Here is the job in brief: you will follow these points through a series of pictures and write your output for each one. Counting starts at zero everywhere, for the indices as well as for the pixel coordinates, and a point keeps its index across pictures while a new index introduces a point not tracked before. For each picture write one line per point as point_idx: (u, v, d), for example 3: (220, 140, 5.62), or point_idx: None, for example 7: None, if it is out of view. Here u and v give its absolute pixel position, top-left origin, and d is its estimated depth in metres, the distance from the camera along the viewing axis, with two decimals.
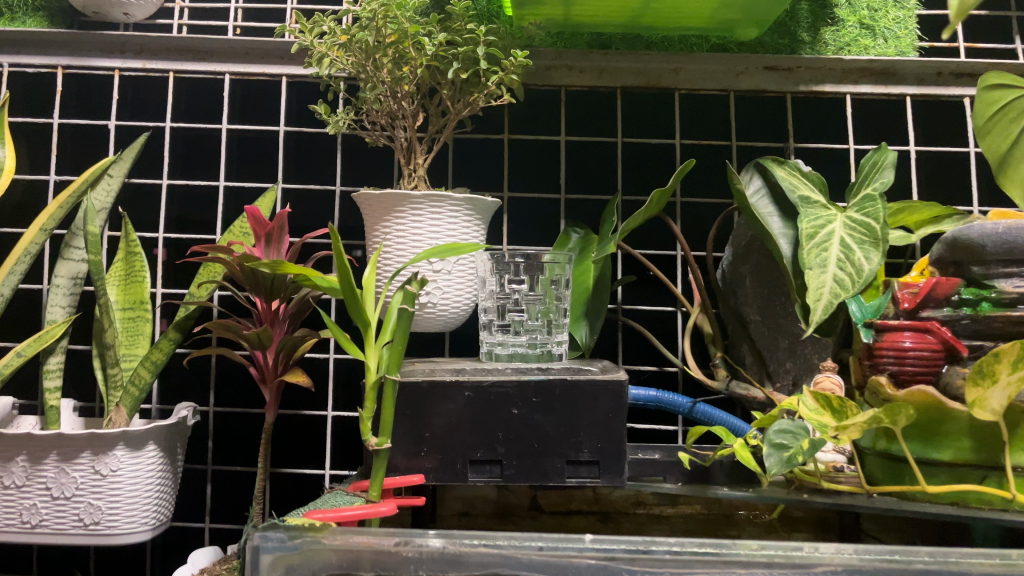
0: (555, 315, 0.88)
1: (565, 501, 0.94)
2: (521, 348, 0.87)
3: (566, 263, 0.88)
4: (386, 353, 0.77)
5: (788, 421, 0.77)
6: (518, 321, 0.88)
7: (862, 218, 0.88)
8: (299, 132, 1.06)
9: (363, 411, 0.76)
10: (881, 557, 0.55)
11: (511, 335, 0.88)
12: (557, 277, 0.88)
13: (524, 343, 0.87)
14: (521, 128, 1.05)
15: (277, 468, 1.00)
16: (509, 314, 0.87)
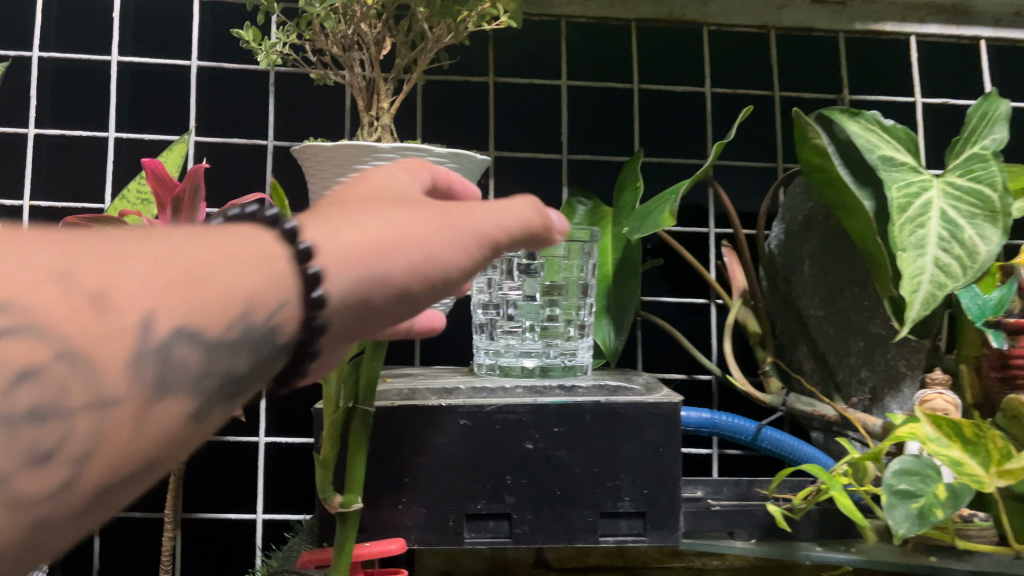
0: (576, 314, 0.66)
1: (580, 554, 0.72)
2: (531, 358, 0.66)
3: (591, 245, 0.65)
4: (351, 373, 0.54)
5: (912, 458, 0.57)
6: (526, 322, 0.66)
7: (968, 185, 0.68)
8: (216, 68, 0.80)
9: (324, 456, 0.53)
10: None
11: (517, 340, 0.66)
12: (578, 263, 0.65)
13: (535, 352, 0.66)
14: (512, 68, 0.82)
15: (190, 515, 0.75)
16: (514, 311, 0.66)
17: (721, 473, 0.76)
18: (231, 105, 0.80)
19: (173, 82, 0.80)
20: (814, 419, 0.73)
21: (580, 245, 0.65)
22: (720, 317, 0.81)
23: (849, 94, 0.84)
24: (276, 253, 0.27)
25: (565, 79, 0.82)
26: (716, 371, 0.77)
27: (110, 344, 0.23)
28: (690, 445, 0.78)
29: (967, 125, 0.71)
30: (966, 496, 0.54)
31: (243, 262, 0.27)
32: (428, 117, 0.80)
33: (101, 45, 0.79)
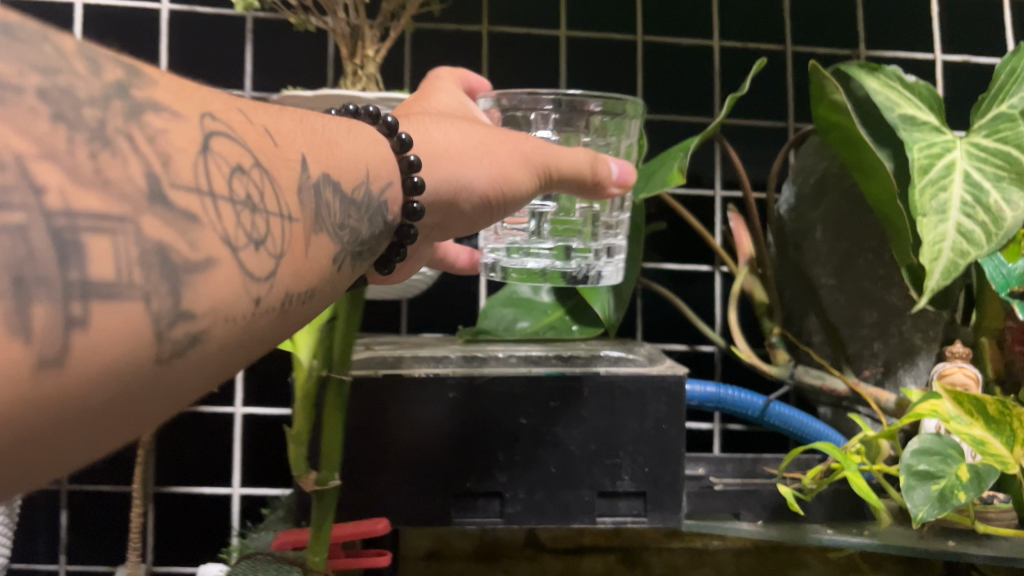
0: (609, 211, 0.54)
1: (574, 534, 0.68)
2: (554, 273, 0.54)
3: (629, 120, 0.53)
4: (325, 338, 0.50)
5: (931, 436, 0.53)
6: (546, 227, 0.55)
7: (994, 145, 0.63)
8: (189, 12, 0.74)
9: (299, 430, 0.50)
10: None
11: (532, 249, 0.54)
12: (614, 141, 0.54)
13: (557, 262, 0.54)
14: (508, 16, 0.76)
15: (163, 488, 0.71)
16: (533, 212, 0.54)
17: (723, 450, 0.72)
18: (206, 52, 0.74)
19: (143, 26, 0.74)
20: (823, 394, 0.69)
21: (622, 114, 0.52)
22: (724, 285, 0.77)
23: (865, 50, 0.80)
24: (328, 154, 0.33)
25: (564, 30, 0.77)
26: (720, 342, 0.73)
27: (283, 177, 0.28)
28: (690, 420, 0.74)
29: (995, 82, 0.66)
30: (990, 478, 0.50)
31: (269, 135, 0.29)
32: (417, 69, 0.75)
33: None
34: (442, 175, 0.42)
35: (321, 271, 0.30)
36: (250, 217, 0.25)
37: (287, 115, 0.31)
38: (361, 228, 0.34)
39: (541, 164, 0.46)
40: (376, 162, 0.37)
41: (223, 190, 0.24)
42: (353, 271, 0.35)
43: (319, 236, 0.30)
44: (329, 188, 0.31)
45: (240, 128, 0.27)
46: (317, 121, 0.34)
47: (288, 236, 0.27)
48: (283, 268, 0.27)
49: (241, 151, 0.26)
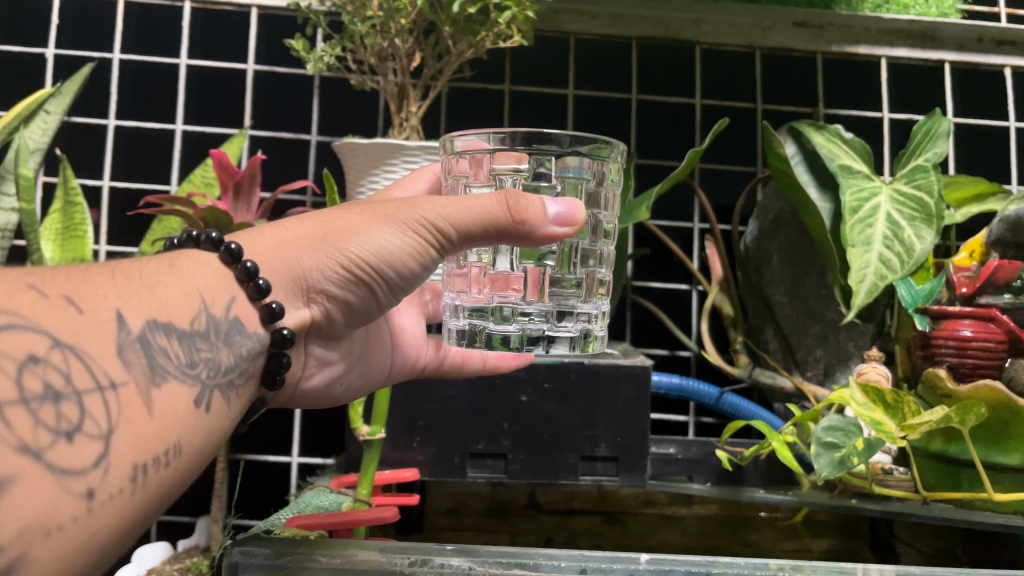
0: (565, 269, 0.49)
1: (566, 498, 0.84)
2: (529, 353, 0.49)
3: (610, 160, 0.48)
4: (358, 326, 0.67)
5: (839, 417, 0.68)
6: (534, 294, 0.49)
7: (912, 191, 0.78)
8: (270, 71, 0.92)
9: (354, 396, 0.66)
10: None
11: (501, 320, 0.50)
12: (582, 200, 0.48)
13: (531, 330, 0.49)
14: (524, 78, 0.93)
15: (238, 454, 0.88)
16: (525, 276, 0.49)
17: (694, 436, 0.88)
18: (283, 104, 0.93)
19: (233, 83, 0.92)
20: (775, 390, 0.85)
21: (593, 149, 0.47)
22: (699, 302, 0.93)
23: (823, 108, 0.95)
24: (163, 299, 0.39)
25: (572, 89, 0.94)
26: (693, 347, 0.90)
27: (91, 347, 0.34)
28: (668, 412, 0.90)
29: (914, 140, 0.82)
30: (879, 447, 0.64)
31: (71, 319, 0.34)
32: (451, 120, 0.92)
33: (172, 50, 0.92)
34: (290, 273, 0.45)
35: (173, 417, 0.36)
36: (51, 409, 0.32)
37: (107, 276, 0.38)
38: (219, 357, 0.41)
39: (410, 223, 0.43)
40: (210, 283, 0.42)
41: (10, 394, 0.31)
42: (235, 404, 0.41)
43: (161, 389, 0.36)
44: (158, 333, 0.37)
45: (31, 316, 0.33)
46: (151, 272, 0.40)
47: (112, 407, 0.34)
48: (116, 433, 0.34)
49: (33, 340, 0.33)
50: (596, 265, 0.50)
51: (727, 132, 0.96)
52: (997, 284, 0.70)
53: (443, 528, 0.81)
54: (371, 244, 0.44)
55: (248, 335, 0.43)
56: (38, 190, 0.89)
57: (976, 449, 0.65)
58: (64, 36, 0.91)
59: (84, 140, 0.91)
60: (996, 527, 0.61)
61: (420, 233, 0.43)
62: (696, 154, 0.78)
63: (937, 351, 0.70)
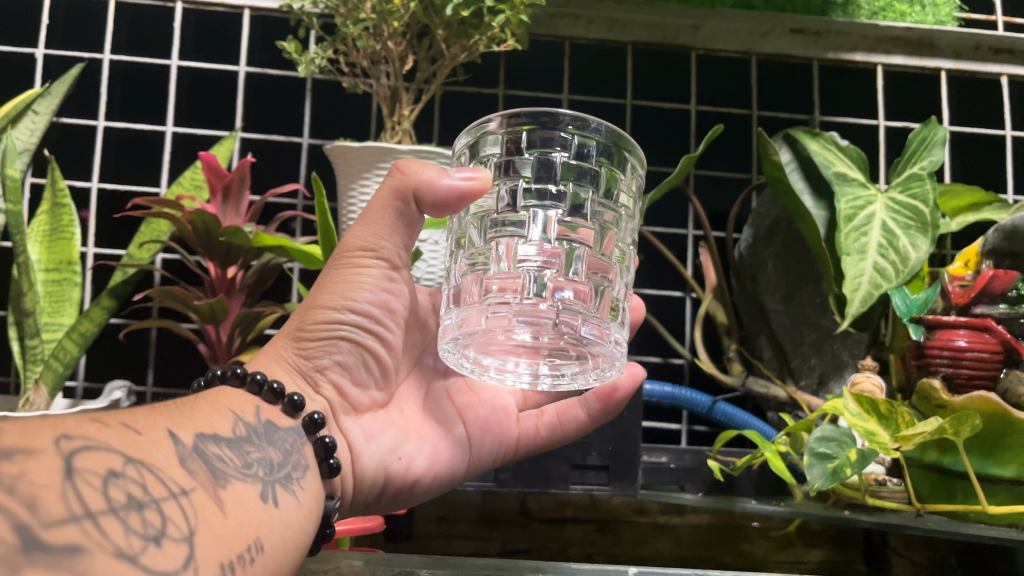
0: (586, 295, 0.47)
1: (559, 507, 0.82)
2: (537, 380, 0.48)
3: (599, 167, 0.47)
4: None
5: (832, 427, 0.67)
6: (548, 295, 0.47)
7: (907, 200, 0.77)
8: (262, 74, 0.92)
9: None
10: None
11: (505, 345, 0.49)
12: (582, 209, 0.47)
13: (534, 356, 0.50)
14: (518, 83, 0.93)
15: None
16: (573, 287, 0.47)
17: (687, 445, 0.87)
18: (275, 107, 0.92)
19: (224, 85, 0.92)
20: (769, 400, 0.84)
21: (582, 164, 0.47)
22: (693, 309, 0.92)
23: (819, 115, 0.95)
24: (206, 421, 0.39)
25: (566, 94, 0.93)
26: (686, 354, 0.89)
27: (159, 458, 0.34)
28: (662, 420, 0.89)
29: (909, 148, 0.81)
30: (873, 458, 0.63)
31: (134, 435, 0.34)
32: (445, 124, 0.92)
33: (164, 51, 0.91)
34: (280, 369, 0.49)
35: (246, 518, 0.36)
36: (137, 517, 0.30)
37: (149, 409, 0.38)
38: (269, 456, 0.41)
39: (353, 254, 0.49)
40: (234, 402, 0.43)
41: (101, 504, 0.29)
42: (301, 497, 0.41)
43: (226, 490, 0.36)
44: (207, 443, 0.37)
45: (99, 438, 0.32)
46: (181, 404, 0.41)
47: (190, 510, 0.32)
48: (201, 530, 0.32)
49: (107, 458, 0.31)
50: (605, 282, 0.48)
51: (722, 139, 0.96)
52: (993, 294, 0.70)
53: (432, 537, 0.80)
54: (326, 290, 0.48)
55: (285, 431, 0.44)
56: (25, 191, 0.88)
57: (971, 461, 0.65)
58: (54, 36, 0.90)
59: (73, 141, 0.90)
60: (990, 539, 0.60)
61: (359, 256, 0.48)
62: (690, 160, 0.77)
63: (931, 361, 0.69)
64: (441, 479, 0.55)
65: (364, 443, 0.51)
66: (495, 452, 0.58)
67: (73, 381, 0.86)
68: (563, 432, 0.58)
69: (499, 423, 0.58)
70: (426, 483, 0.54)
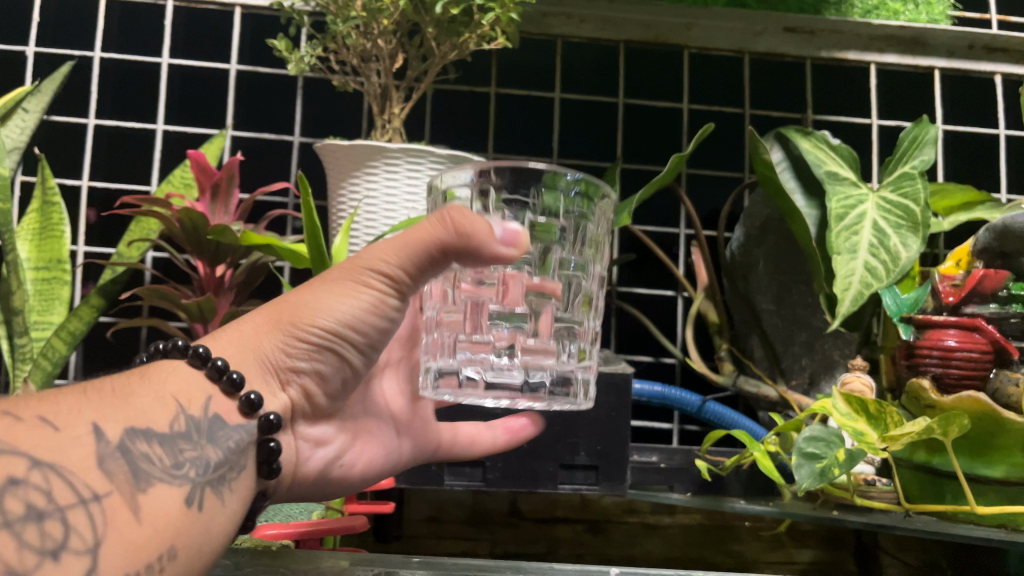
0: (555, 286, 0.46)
1: (549, 507, 0.82)
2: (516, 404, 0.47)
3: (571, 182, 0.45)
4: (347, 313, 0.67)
5: (820, 427, 0.67)
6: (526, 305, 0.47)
7: (898, 199, 0.77)
8: (253, 72, 0.91)
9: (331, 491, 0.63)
10: None
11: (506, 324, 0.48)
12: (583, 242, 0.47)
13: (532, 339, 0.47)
14: (511, 81, 0.92)
15: None
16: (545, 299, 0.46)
17: (678, 445, 0.87)
18: (267, 105, 0.92)
19: (215, 84, 0.91)
20: (760, 399, 0.84)
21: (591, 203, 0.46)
22: (685, 308, 0.92)
23: (812, 114, 0.95)
24: (142, 408, 0.38)
25: (559, 92, 0.93)
26: (678, 354, 0.89)
27: (73, 459, 0.34)
28: (653, 420, 0.89)
29: (900, 147, 0.81)
30: (861, 459, 0.63)
31: (52, 433, 0.35)
32: (436, 123, 0.91)
33: (155, 49, 0.91)
34: (257, 360, 0.45)
35: (164, 523, 0.36)
36: (35, 529, 0.31)
37: (87, 390, 0.38)
38: (206, 454, 0.40)
39: (366, 282, 0.43)
40: (183, 389, 0.41)
41: None
42: (227, 498, 0.40)
43: (148, 493, 0.36)
44: (136, 439, 0.37)
45: (9, 439, 0.33)
46: (121, 384, 0.40)
47: (97, 520, 0.33)
48: (106, 541, 0.33)
49: (12, 463, 0.32)
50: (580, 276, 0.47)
51: (715, 138, 0.96)
52: (983, 294, 0.70)
53: (421, 537, 0.80)
54: (323, 307, 0.44)
55: (232, 428, 0.42)
56: (15, 190, 0.88)
57: (960, 461, 0.64)
58: (45, 34, 0.90)
59: (63, 139, 0.90)
60: (976, 540, 0.60)
61: (365, 283, 0.43)
62: (680, 159, 0.77)
63: (921, 361, 0.69)
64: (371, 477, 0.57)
65: (312, 449, 0.51)
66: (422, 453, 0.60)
67: (63, 379, 0.86)
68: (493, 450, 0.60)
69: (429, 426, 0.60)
70: (359, 481, 0.55)
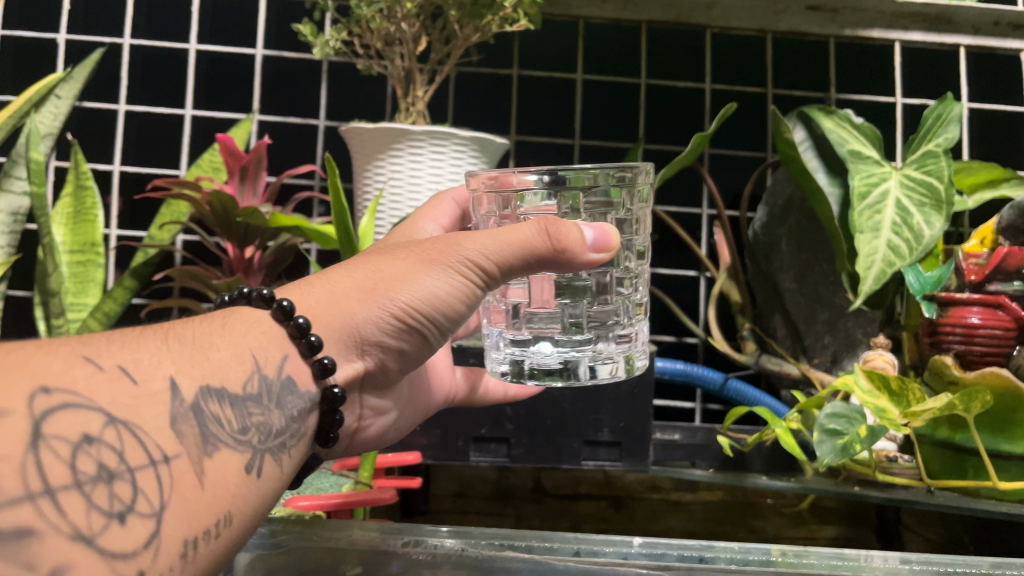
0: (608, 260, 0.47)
1: (572, 484, 0.85)
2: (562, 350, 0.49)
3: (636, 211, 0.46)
4: None
5: (842, 404, 0.67)
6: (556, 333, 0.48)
7: (922, 177, 0.76)
8: (278, 56, 0.92)
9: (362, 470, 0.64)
10: (937, 569, 0.48)
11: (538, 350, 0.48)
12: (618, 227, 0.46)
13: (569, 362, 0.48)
14: (533, 63, 0.93)
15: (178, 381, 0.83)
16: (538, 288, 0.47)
17: (701, 422, 0.87)
18: (292, 89, 0.93)
19: (241, 68, 0.93)
20: (782, 378, 0.85)
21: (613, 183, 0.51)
22: (707, 287, 0.93)
23: (835, 93, 0.95)
24: (215, 360, 0.37)
25: (580, 74, 0.93)
26: (700, 333, 0.90)
27: (148, 417, 0.32)
28: (676, 399, 0.90)
29: (924, 124, 0.81)
30: (882, 434, 0.63)
31: (136, 385, 0.33)
32: (459, 105, 0.92)
33: (181, 35, 0.92)
34: (344, 328, 0.44)
35: (225, 489, 0.35)
36: (104, 491, 0.29)
37: (164, 333, 0.37)
38: (269, 421, 0.39)
39: (466, 270, 0.43)
40: (260, 344, 0.40)
41: (63, 478, 0.28)
42: (285, 465, 0.40)
43: (214, 458, 0.35)
44: (210, 400, 0.35)
45: (85, 390, 0.31)
46: (190, 328, 0.38)
47: (165, 482, 0.31)
48: (172, 507, 0.31)
49: (87, 419, 0.30)
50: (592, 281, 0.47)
51: (737, 117, 0.96)
52: (1007, 271, 0.69)
53: (448, 512, 0.81)
54: (411, 287, 0.43)
55: (299, 394, 0.42)
56: (50, 174, 0.90)
57: (982, 437, 0.64)
58: (76, 21, 0.91)
59: (95, 124, 0.91)
60: (998, 514, 0.61)
61: (458, 267, 0.43)
62: (701, 140, 0.77)
63: (945, 338, 0.69)
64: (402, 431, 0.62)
65: (372, 417, 0.54)
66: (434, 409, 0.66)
67: None
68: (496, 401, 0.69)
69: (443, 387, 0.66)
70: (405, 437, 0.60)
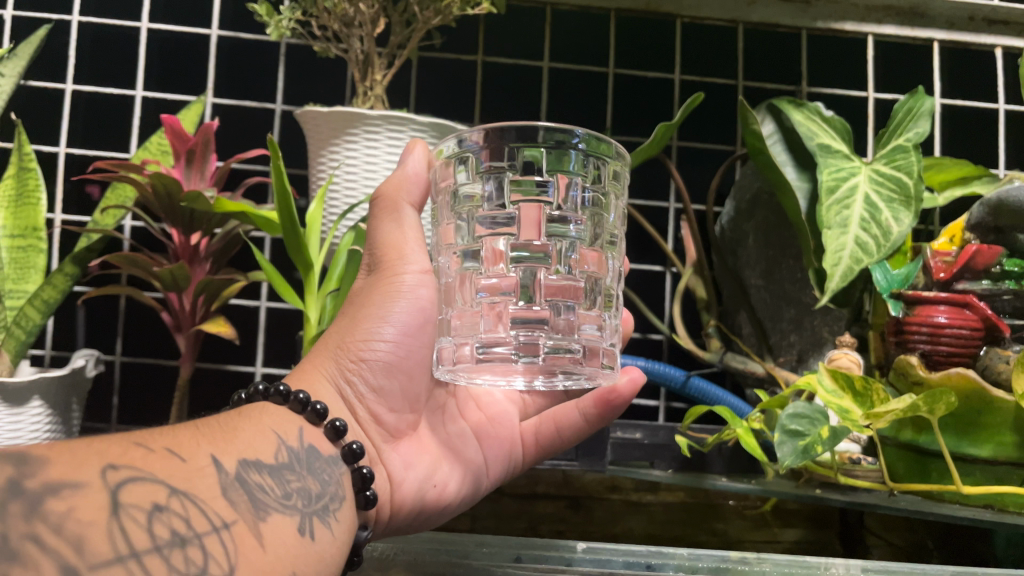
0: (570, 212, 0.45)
1: (530, 483, 0.80)
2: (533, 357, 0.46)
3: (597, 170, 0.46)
4: (338, 273, 0.67)
5: (803, 404, 0.64)
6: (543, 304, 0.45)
7: (891, 172, 0.74)
8: (235, 38, 0.89)
9: None
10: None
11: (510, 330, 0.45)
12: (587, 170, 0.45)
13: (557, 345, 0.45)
14: (498, 49, 0.90)
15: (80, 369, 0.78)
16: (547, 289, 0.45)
17: (664, 421, 0.85)
18: (248, 71, 0.90)
19: (195, 49, 0.89)
20: (747, 376, 0.83)
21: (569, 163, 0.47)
22: (673, 283, 0.91)
23: (807, 86, 0.93)
24: (249, 444, 0.40)
25: (546, 61, 0.91)
26: (665, 330, 0.88)
27: (206, 491, 0.35)
28: (639, 397, 0.87)
29: (894, 119, 0.79)
30: (844, 436, 0.60)
31: (191, 468, 0.36)
32: (421, 91, 0.89)
33: (133, 13, 0.89)
34: (328, 387, 0.48)
35: (284, 551, 0.37)
36: (180, 554, 0.31)
37: (199, 427, 0.40)
38: (309, 486, 0.42)
39: (401, 271, 0.48)
40: (279, 422, 0.44)
41: (145, 542, 0.31)
42: (337, 529, 0.41)
43: (267, 522, 0.37)
44: (250, 471, 0.39)
45: (145, 466, 0.34)
46: (218, 421, 0.42)
47: (230, 544, 0.34)
48: (242, 565, 0.34)
49: (155, 490, 0.33)
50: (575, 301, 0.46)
51: (707, 109, 0.93)
52: (976, 270, 0.68)
53: None
54: (371, 317, 0.48)
55: (325, 460, 0.44)
56: None
57: (947, 439, 0.62)
58: None
59: (39, 104, 0.88)
60: (963, 521, 0.59)
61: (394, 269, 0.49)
62: (664, 129, 0.75)
63: (910, 338, 0.67)
64: (468, 495, 0.57)
65: (403, 471, 0.52)
66: (504, 468, 0.60)
67: (41, 350, 0.85)
68: (560, 440, 0.61)
69: (506, 440, 0.60)
70: (455, 503, 0.56)
